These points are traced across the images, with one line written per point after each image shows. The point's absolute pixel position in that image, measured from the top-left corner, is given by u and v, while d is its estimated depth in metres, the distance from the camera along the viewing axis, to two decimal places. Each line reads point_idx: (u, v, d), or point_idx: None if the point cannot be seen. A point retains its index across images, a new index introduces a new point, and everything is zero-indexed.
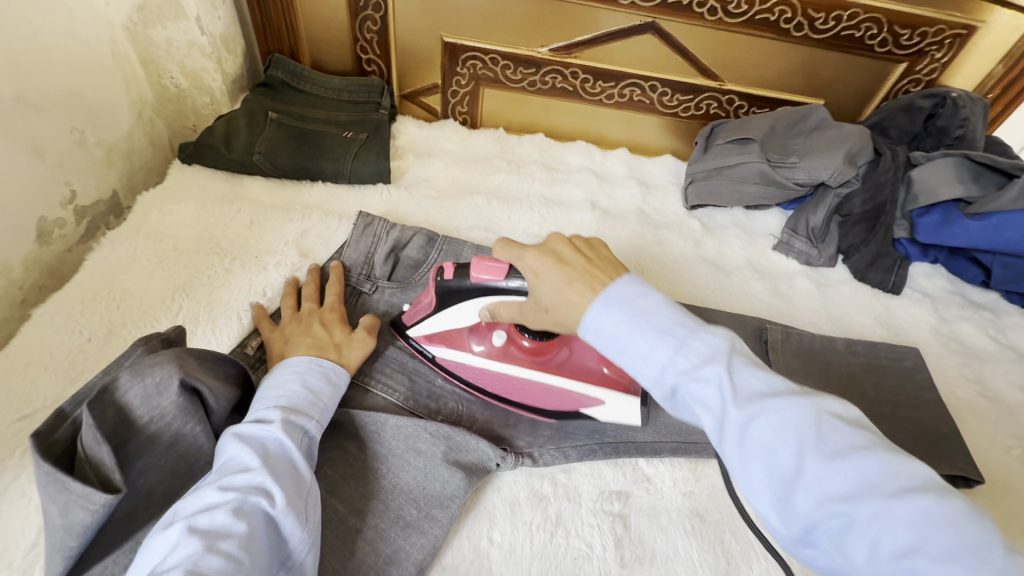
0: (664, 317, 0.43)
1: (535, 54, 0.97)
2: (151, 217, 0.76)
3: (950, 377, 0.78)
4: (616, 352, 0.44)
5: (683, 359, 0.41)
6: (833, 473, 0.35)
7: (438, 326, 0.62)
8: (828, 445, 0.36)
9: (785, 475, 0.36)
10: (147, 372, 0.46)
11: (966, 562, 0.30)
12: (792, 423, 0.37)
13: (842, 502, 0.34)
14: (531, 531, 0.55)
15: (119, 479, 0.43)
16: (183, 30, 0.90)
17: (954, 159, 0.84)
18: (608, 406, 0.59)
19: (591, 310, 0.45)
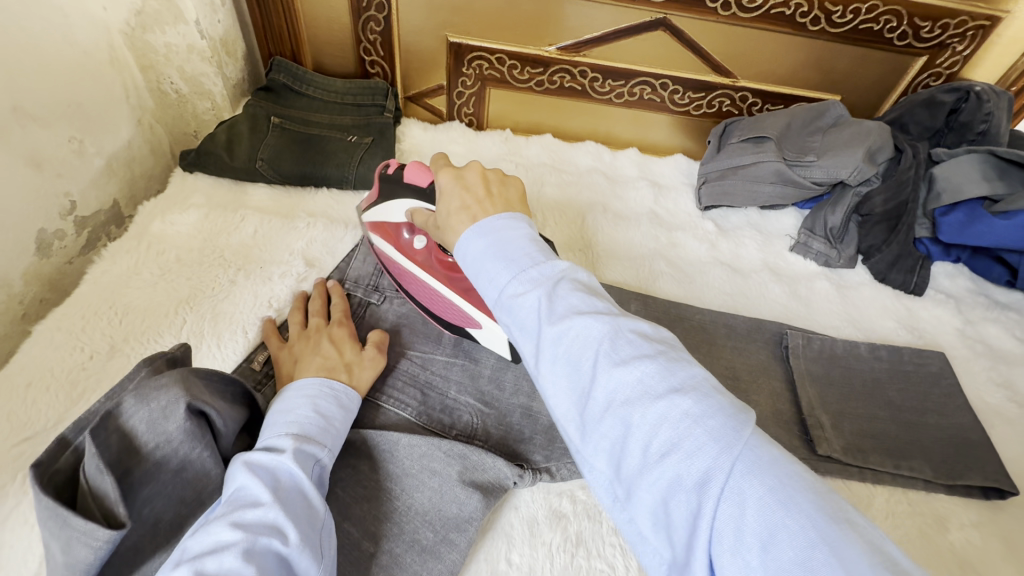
0: (512, 246, 0.41)
1: (542, 53, 0.95)
2: (153, 227, 0.74)
3: (977, 380, 0.76)
4: (473, 278, 0.43)
5: (515, 283, 0.39)
6: (619, 380, 0.33)
7: (378, 216, 0.68)
8: (619, 354, 0.34)
9: (585, 386, 0.35)
10: (152, 397, 0.45)
11: (715, 455, 0.29)
12: (594, 337, 0.35)
13: (623, 409, 0.32)
14: (551, 553, 0.53)
15: (123, 511, 0.41)
16: (183, 34, 0.88)
17: (979, 156, 0.81)
18: (486, 332, 0.62)
19: (464, 236, 0.44)
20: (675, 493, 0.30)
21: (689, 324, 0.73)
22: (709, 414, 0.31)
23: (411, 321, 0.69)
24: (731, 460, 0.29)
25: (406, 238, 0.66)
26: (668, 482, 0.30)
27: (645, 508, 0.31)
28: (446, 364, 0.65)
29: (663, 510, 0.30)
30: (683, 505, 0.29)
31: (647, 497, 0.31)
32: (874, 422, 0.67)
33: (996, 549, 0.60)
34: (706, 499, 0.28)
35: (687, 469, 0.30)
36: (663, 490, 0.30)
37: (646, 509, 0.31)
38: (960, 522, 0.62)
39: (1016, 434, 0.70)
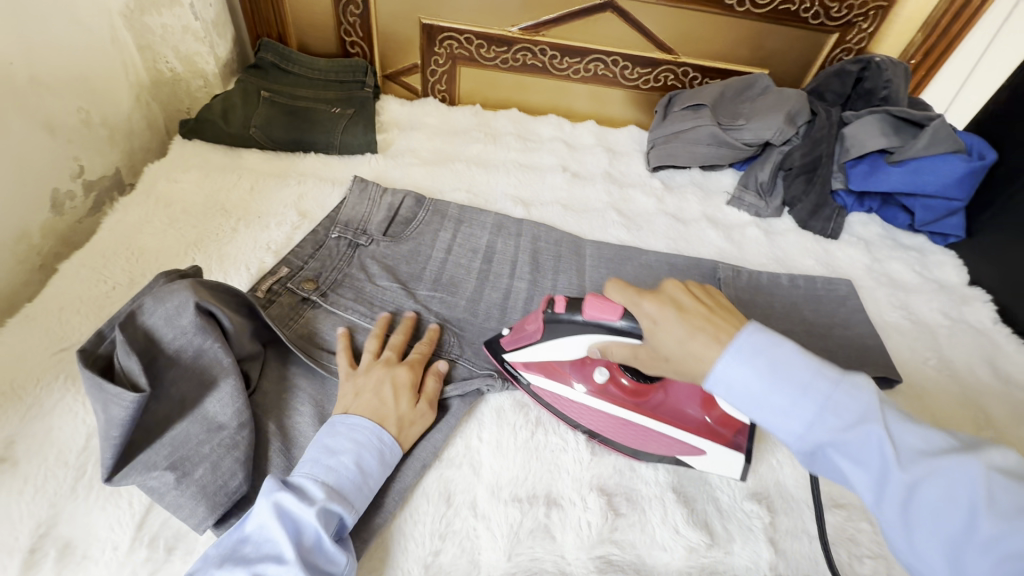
0: (804, 381, 0.43)
1: (506, 33, 1.06)
2: (160, 185, 0.83)
3: (880, 304, 0.89)
4: (761, 409, 0.44)
5: (830, 417, 0.42)
6: (1004, 531, 0.34)
7: (540, 355, 0.63)
8: (993, 500, 0.35)
9: (952, 531, 0.36)
10: (167, 298, 0.54)
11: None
12: (959, 484, 0.36)
13: (1013, 558, 0.33)
14: (515, 430, 0.63)
15: (143, 380, 0.49)
16: (178, 16, 0.96)
17: (878, 115, 0.96)
18: (708, 457, 0.60)
19: (720, 363, 0.45)
20: None
21: (636, 261, 0.85)
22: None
23: (394, 262, 0.78)
24: None
25: (577, 371, 0.63)
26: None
27: None
28: (428, 296, 0.75)
29: None
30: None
31: None
32: (789, 334, 0.80)
33: None
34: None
35: None
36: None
37: None
38: None
39: (906, 343, 0.84)
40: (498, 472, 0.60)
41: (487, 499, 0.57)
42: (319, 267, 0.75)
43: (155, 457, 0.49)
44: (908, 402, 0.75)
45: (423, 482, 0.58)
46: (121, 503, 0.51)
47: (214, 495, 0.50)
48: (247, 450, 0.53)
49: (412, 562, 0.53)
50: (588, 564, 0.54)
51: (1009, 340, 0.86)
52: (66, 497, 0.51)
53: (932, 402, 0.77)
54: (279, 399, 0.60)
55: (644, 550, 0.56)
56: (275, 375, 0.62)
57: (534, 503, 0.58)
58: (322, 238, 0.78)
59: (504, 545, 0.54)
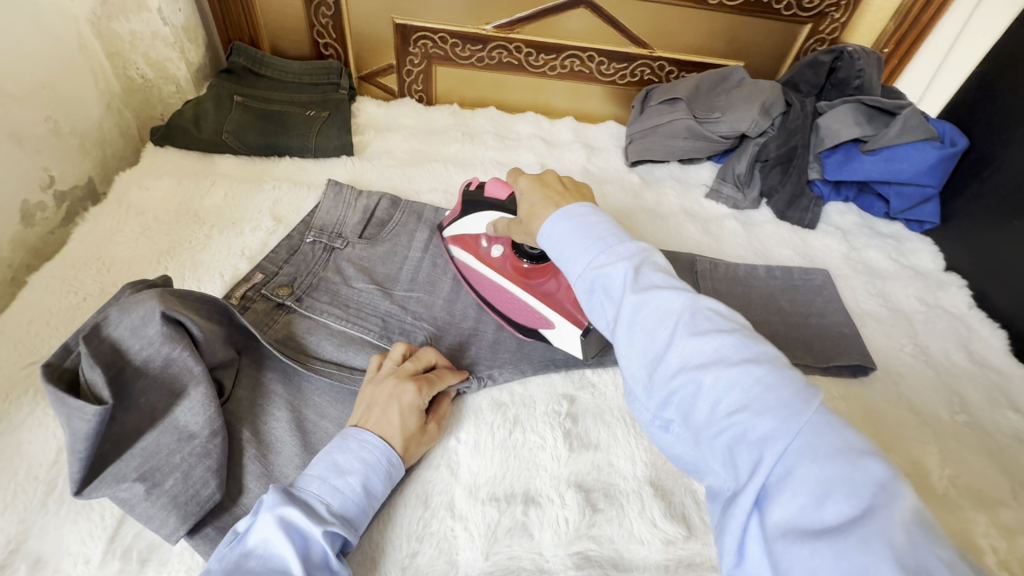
0: (586, 233, 0.51)
1: (481, 31, 1.06)
2: (131, 193, 0.83)
3: (857, 292, 0.90)
4: (557, 257, 0.53)
5: (600, 258, 0.49)
6: (695, 347, 0.41)
7: (461, 230, 0.75)
8: (696, 325, 0.42)
9: (658, 350, 0.43)
10: (132, 308, 0.53)
11: (781, 419, 0.36)
12: (673, 310, 0.43)
13: (697, 371, 0.40)
14: (493, 429, 0.63)
15: (107, 393, 0.48)
16: (146, 22, 0.95)
17: (852, 105, 0.96)
18: (557, 332, 0.66)
19: (549, 221, 0.54)
20: (739, 445, 0.37)
21: None
22: (778, 384, 0.38)
23: (370, 264, 0.77)
24: (792, 423, 0.36)
25: (484, 246, 0.73)
26: (732, 437, 0.38)
27: (718, 451, 0.39)
28: (405, 295, 0.75)
29: (728, 457, 0.38)
30: (742, 458, 0.37)
31: (715, 449, 0.39)
32: (766, 325, 0.80)
33: (857, 412, 0.72)
34: (770, 460, 0.36)
35: (753, 427, 0.37)
36: (726, 443, 0.38)
37: (715, 455, 0.39)
38: (831, 394, 0.74)
39: (882, 330, 0.84)
40: (476, 472, 0.60)
41: (465, 500, 0.57)
42: (294, 272, 0.74)
43: (124, 469, 0.49)
44: (883, 389, 0.76)
45: (401, 487, 0.58)
46: (93, 516, 0.51)
47: (185, 505, 0.50)
48: (219, 458, 0.52)
49: (391, 566, 0.53)
50: (566, 560, 0.54)
51: (984, 325, 0.87)
52: (36, 512, 0.51)
53: (908, 387, 0.77)
54: (253, 406, 0.60)
55: (621, 545, 0.56)
56: (250, 381, 0.62)
57: (512, 502, 0.58)
58: (297, 242, 0.78)
59: (482, 545, 0.54)
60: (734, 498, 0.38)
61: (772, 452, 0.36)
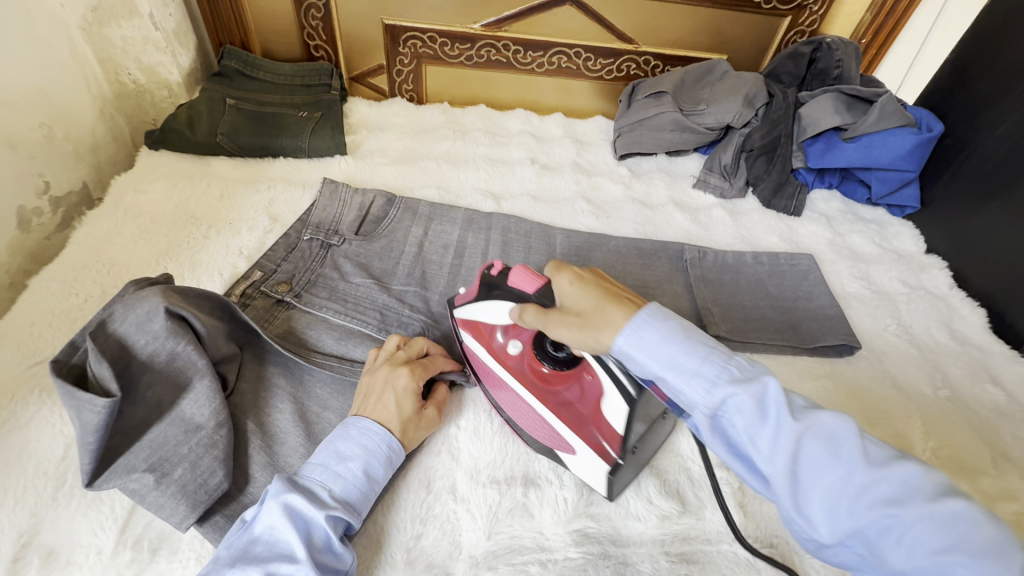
0: (704, 353, 0.44)
1: (469, 30, 1.08)
2: (127, 197, 0.84)
3: (842, 276, 0.92)
4: (661, 373, 0.45)
5: (722, 378, 0.42)
6: (875, 480, 0.36)
7: (473, 315, 0.66)
8: (867, 457, 0.37)
9: (831, 485, 0.37)
10: (137, 305, 0.55)
11: (995, 559, 0.31)
12: (837, 438, 0.39)
13: (886, 509, 0.35)
14: (491, 416, 0.65)
15: (115, 386, 0.49)
16: (138, 27, 0.96)
17: (832, 94, 0.99)
18: (577, 459, 0.59)
19: (636, 319, 0.47)
20: None
21: (606, 246, 0.87)
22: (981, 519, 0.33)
23: (367, 259, 0.79)
24: (1013, 565, 0.31)
25: (501, 340, 0.65)
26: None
27: None
28: (403, 289, 0.76)
29: None
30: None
31: None
32: (755, 309, 0.82)
33: (842, 391, 0.75)
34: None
35: (970, 573, 0.32)
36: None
37: None
38: (819, 374, 0.76)
39: (866, 311, 0.87)
40: (476, 456, 0.61)
41: (466, 483, 0.59)
42: (292, 269, 0.76)
43: (134, 459, 0.50)
44: (868, 367, 0.78)
45: (404, 473, 0.60)
46: (103, 508, 0.52)
47: (194, 493, 0.51)
48: (225, 448, 0.54)
49: (395, 547, 0.54)
50: (566, 537, 0.56)
51: (964, 304, 0.90)
52: (46, 506, 0.52)
53: (892, 366, 0.80)
54: (257, 398, 0.61)
55: (619, 521, 0.58)
56: (253, 374, 0.63)
57: (512, 484, 0.60)
58: (294, 240, 0.79)
59: (484, 525, 0.56)
60: None
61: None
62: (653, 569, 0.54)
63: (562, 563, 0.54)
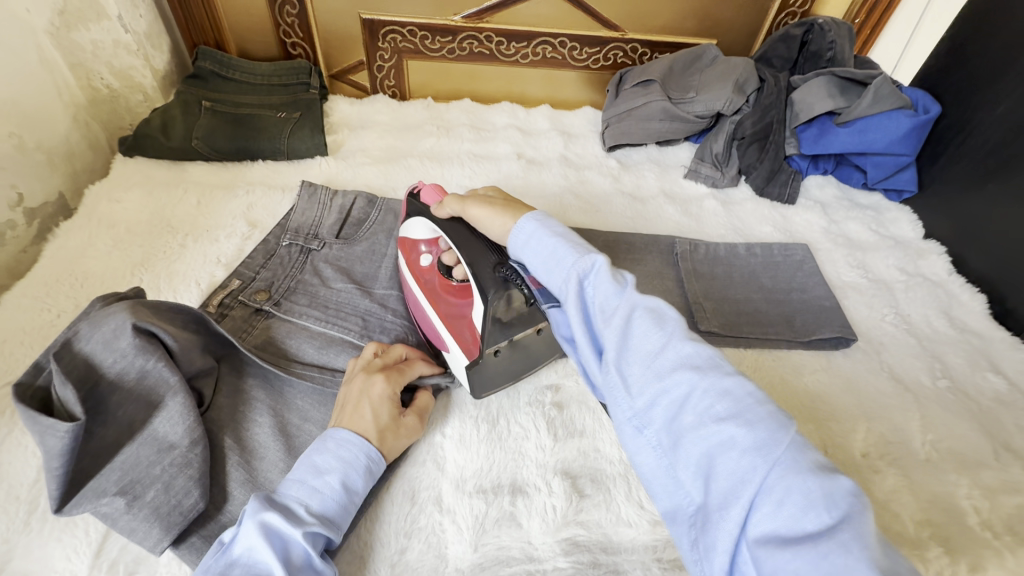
0: (575, 239, 0.53)
1: (449, 22, 1.05)
2: (101, 206, 0.81)
3: (838, 265, 0.90)
4: (539, 254, 0.54)
5: (583, 267, 0.50)
6: (688, 356, 0.43)
7: (403, 232, 0.72)
8: (684, 336, 0.44)
9: (651, 358, 0.44)
10: (104, 322, 0.53)
11: (762, 427, 0.38)
12: (666, 323, 0.45)
13: (693, 379, 0.41)
14: (477, 423, 0.63)
15: (79, 409, 0.48)
16: (107, 30, 0.93)
17: (825, 78, 0.96)
18: (451, 358, 0.64)
19: (527, 216, 0.57)
20: (727, 452, 0.38)
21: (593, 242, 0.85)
22: (768, 401, 0.39)
23: (349, 263, 0.77)
24: (776, 435, 0.37)
25: (420, 253, 0.71)
26: (717, 443, 0.39)
27: (699, 459, 0.40)
28: (385, 294, 0.74)
29: (710, 463, 0.39)
30: (723, 466, 0.38)
31: (697, 455, 0.40)
32: (747, 303, 0.80)
33: (839, 384, 0.73)
34: (756, 471, 0.36)
35: (740, 435, 0.38)
36: (708, 450, 0.39)
37: (695, 463, 0.40)
38: (814, 367, 0.74)
39: (863, 301, 0.85)
40: (461, 465, 0.60)
41: (452, 493, 0.58)
42: (271, 276, 0.74)
43: (105, 482, 0.49)
44: (866, 359, 0.76)
45: (389, 485, 0.58)
46: (77, 532, 0.51)
47: (168, 515, 0.49)
48: (201, 466, 0.52)
49: (379, 563, 0.53)
50: (555, 547, 0.55)
51: (964, 290, 0.88)
52: (19, 532, 0.50)
53: (889, 357, 0.78)
54: (235, 413, 0.59)
55: (609, 528, 0.56)
56: (231, 387, 0.62)
57: (499, 493, 0.58)
58: (273, 246, 0.77)
59: (470, 537, 0.55)
60: (713, 506, 0.38)
61: (760, 462, 0.36)
62: None
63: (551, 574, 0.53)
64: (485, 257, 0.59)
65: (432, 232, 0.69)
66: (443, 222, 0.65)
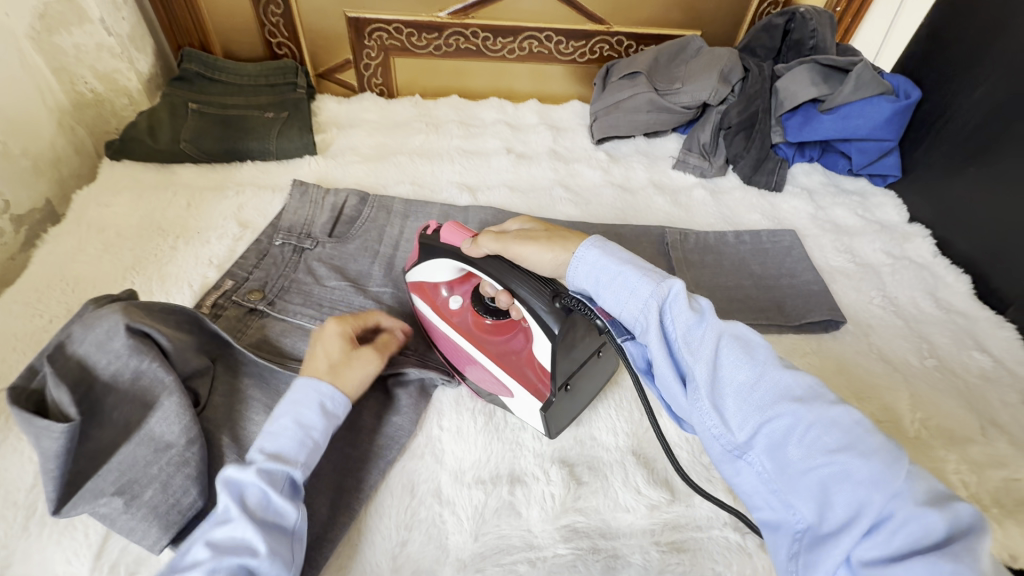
0: (647, 267, 0.53)
1: (435, 19, 1.05)
2: (90, 211, 0.81)
3: (825, 250, 0.91)
4: (605, 282, 0.53)
5: (662, 296, 0.50)
6: (787, 386, 0.44)
7: (419, 276, 0.67)
8: (776, 368, 0.45)
9: (746, 390, 0.46)
10: (96, 324, 0.54)
11: (871, 456, 0.39)
12: (759, 354, 0.47)
13: (796, 413, 0.43)
14: (474, 415, 0.64)
15: (74, 409, 0.48)
16: (90, 33, 0.92)
17: (808, 66, 0.98)
18: (516, 400, 0.61)
19: (585, 245, 0.55)
20: (839, 482, 0.40)
21: None
22: (873, 429, 0.41)
23: (342, 262, 0.77)
24: (889, 463, 0.39)
25: (443, 296, 0.67)
26: (829, 473, 0.40)
27: (807, 487, 0.42)
28: (380, 291, 0.75)
29: (821, 493, 0.41)
30: (839, 495, 0.40)
31: (806, 483, 0.42)
32: (739, 289, 0.81)
33: (830, 367, 0.74)
34: (873, 501, 0.38)
35: (853, 465, 0.40)
36: (819, 479, 0.41)
37: (804, 491, 0.42)
38: (805, 351, 0.76)
39: (850, 285, 0.86)
40: (460, 457, 0.60)
41: (451, 484, 0.58)
42: (265, 276, 0.74)
43: (102, 483, 0.49)
44: (855, 342, 0.77)
45: (387, 479, 0.58)
46: (76, 535, 0.51)
47: (167, 514, 0.50)
48: (198, 465, 0.52)
49: (380, 555, 0.53)
50: (554, 534, 0.55)
51: (948, 271, 0.89)
52: (18, 536, 0.50)
53: (877, 339, 0.79)
54: (232, 413, 0.59)
55: (608, 514, 0.57)
56: (228, 387, 0.61)
57: (498, 483, 0.58)
58: (266, 246, 0.77)
59: (470, 527, 0.55)
60: (826, 533, 0.40)
61: (876, 492, 0.38)
62: (644, 560, 0.54)
63: (551, 560, 0.53)
64: (539, 290, 0.54)
65: (457, 271, 0.65)
66: (479, 260, 0.58)
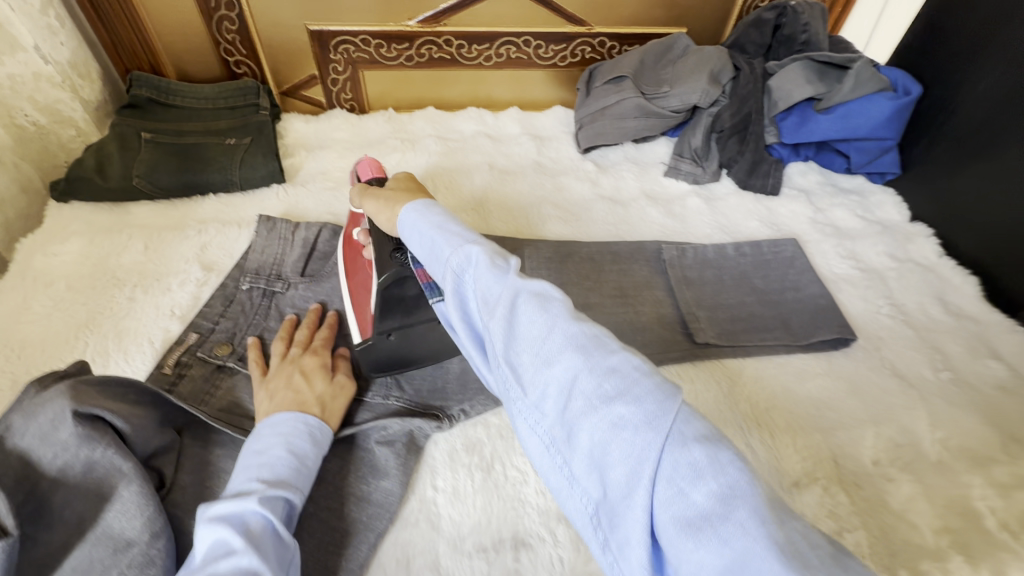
0: (457, 228, 0.49)
1: (404, 28, 0.98)
2: (36, 262, 0.74)
3: (828, 257, 0.87)
4: (422, 248, 0.50)
5: (457, 254, 0.46)
6: (574, 335, 0.38)
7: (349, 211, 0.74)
8: (566, 317, 0.39)
9: (539, 345, 0.39)
10: (39, 412, 0.48)
11: (646, 402, 0.34)
12: (549, 303, 0.40)
13: (581, 364, 0.37)
14: (470, 472, 0.59)
15: (12, 522, 0.42)
16: (25, 62, 0.84)
17: (802, 63, 0.93)
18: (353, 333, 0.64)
19: (407, 208, 0.53)
20: (618, 436, 0.34)
21: (575, 257, 0.81)
22: (654, 373, 0.36)
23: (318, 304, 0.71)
24: (666, 409, 0.34)
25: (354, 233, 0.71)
26: (608, 428, 0.35)
27: (593, 447, 0.35)
28: None
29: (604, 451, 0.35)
30: (619, 453, 0.34)
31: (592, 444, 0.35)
32: (743, 308, 0.77)
33: (842, 389, 0.70)
34: (650, 449, 0.33)
35: (628, 413, 0.34)
36: (602, 435, 0.35)
37: (592, 453, 0.36)
38: (816, 372, 0.72)
39: (857, 293, 0.82)
40: (458, 522, 0.55)
41: (450, 555, 0.53)
42: (232, 327, 0.67)
43: None
44: (867, 359, 0.74)
45: (380, 555, 0.53)
46: None
47: None
48: (164, 563, 0.45)
49: None
50: None
51: (955, 273, 0.85)
52: None
53: (889, 353, 0.75)
54: (203, 491, 0.54)
55: None
56: (196, 463, 0.55)
57: (501, 550, 0.54)
58: (233, 291, 0.71)
59: None
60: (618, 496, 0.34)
61: (652, 437, 0.33)
62: None
63: None
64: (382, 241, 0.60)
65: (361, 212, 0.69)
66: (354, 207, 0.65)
